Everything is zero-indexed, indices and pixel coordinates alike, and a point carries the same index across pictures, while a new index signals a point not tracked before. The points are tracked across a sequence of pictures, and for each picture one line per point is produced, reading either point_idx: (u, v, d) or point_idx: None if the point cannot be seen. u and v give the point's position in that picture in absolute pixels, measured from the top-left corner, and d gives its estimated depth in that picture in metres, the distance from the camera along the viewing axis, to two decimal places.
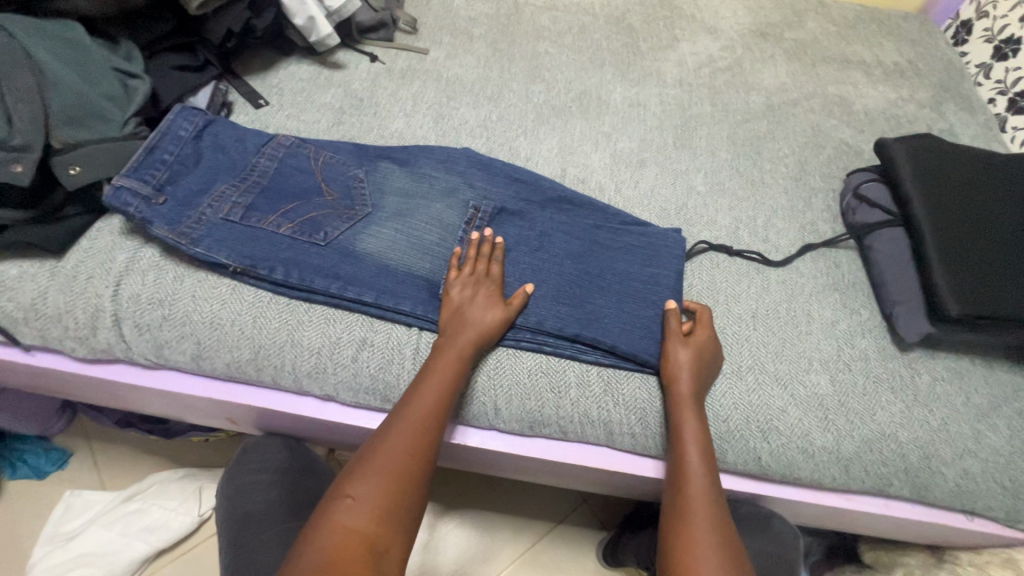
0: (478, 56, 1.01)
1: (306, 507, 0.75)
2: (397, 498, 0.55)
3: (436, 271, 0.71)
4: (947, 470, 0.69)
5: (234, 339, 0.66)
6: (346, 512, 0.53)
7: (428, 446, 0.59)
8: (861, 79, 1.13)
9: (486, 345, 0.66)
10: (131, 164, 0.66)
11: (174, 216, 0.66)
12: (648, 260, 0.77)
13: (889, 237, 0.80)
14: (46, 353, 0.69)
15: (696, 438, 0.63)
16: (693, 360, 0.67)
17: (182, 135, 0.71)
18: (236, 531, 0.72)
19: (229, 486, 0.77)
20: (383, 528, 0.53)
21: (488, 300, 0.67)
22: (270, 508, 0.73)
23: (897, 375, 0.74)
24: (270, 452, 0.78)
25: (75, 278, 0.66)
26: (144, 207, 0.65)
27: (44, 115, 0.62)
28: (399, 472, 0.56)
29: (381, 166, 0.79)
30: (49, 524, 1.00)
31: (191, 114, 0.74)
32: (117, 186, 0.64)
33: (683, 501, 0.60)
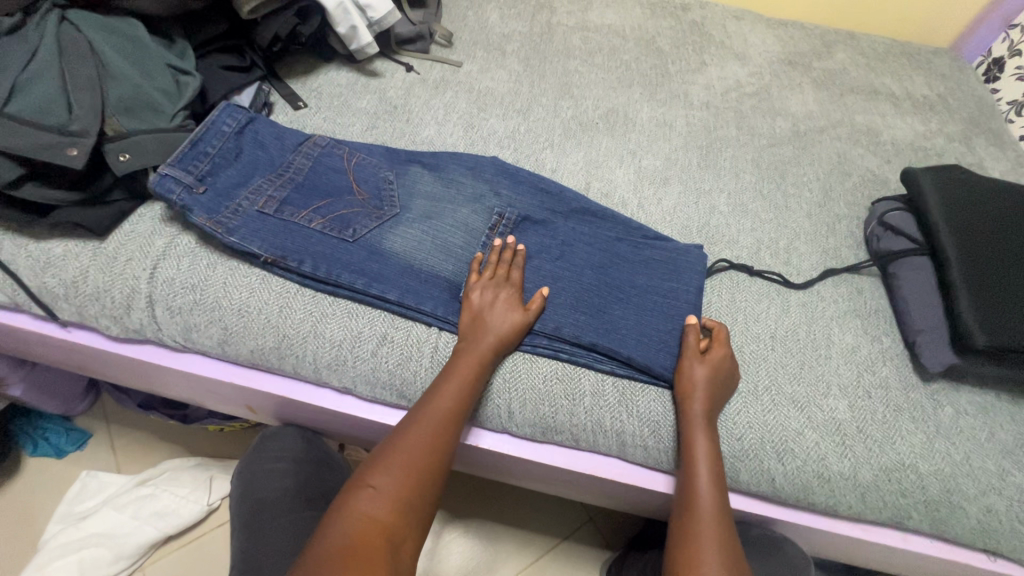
0: (510, 71, 1.04)
1: (319, 498, 0.76)
2: (415, 493, 0.57)
3: (459, 272, 0.73)
4: (969, 506, 0.67)
5: (259, 326, 0.68)
6: (368, 501, 0.55)
7: (447, 444, 0.60)
8: (889, 110, 1.13)
9: (505, 350, 0.67)
10: (177, 154, 0.69)
11: (213, 206, 0.69)
12: (667, 274, 0.78)
13: (913, 266, 0.79)
14: (81, 330, 0.71)
15: (707, 456, 0.63)
16: (708, 378, 0.66)
17: (225, 130, 0.74)
18: (250, 516, 0.74)
19: (245, 471, 0.78)
20: (399, 522, 0.54)
21: (509, 304, 0.68)
22: (285, 497, 0.75)
23: (919, 404, 0.72)
24: (288, 441, 0.79)
25: (115, 259, 0.69)
26: (186, 195, 0.68)
27: (102, 105, 0.66)
28: (418, 468, 0.58)
29: (411, 170, 0.81)
30: (64, 502, 1.02)
31: (235, 111, 0.77)
32: (163, 174, 0.67)
33: (694, 519, 0.60)
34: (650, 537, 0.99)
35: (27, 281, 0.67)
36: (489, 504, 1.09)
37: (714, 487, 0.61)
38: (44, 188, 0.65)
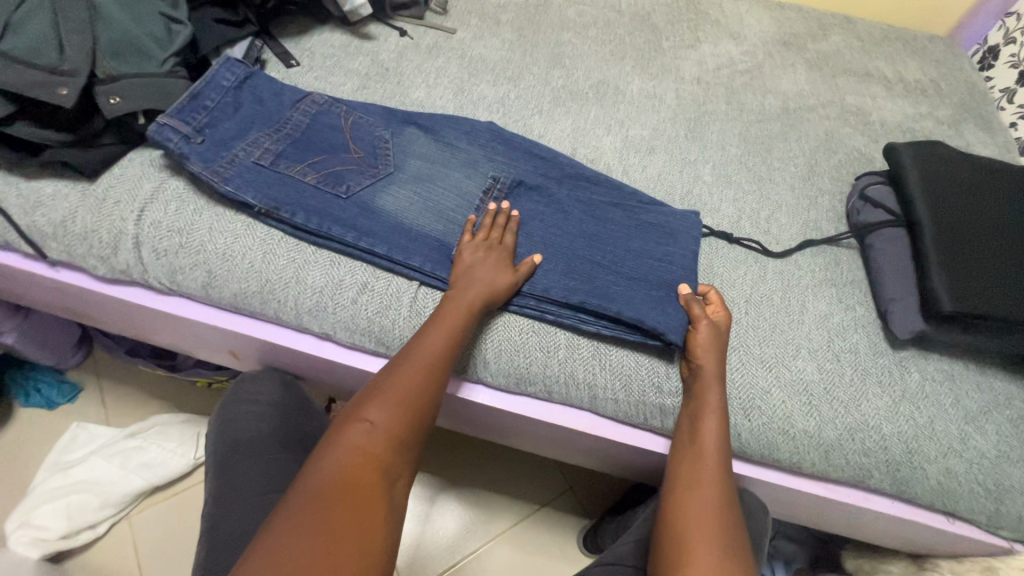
0: (503, 40, 1.05)
1: (294, 441, 0.77)
2: (410, 429, 0.56)
3: (448, 233, 0.73)
4: (929, 467, 0.69)
5: (242, 270, 0.69)
6: (363, 435, 0.54)
7: (438, 384, 0.60)
8: (880, 92, 1.14)
9: (493, 304, 0.67)
10: (176, 105, 0.70)
11: (209, 156, 0.71)
12: (664, 239, 0.77)
13: (889, 237, 0.80)
14: (70, 271, 0.73)
15: (717, 409, 0.63)
16: (714, 339, 0.67)
17: (224, 85, 0.76)
18: (224, 455, 0.74)
19: (222, 413, 0.80)
20: (394, 457, 0.54)
21: (498, 263, 0.69)
22: (260, 438, 0.76)
23: (886, 370, 0.74)
24: (269, 386, 0.81)
25: (103, 201, 0.70)
26: (183, 144, 0.70)
27: (92, 47, 0.67)
28: (410, 404, 0.57)
29: (407, 131, 0.82)
30: (53, 451, 1.04)
31: (234, 65, 0.78)
32: (162, 123, 0.69)
33: (696, 469, 0.61)
34: (626, 502, 1.00)
35: (17, 220, 0.69)
36: (471, 470, 1.11)
37: (719, 443, 0.62)
38: (36, 128, 0.66)
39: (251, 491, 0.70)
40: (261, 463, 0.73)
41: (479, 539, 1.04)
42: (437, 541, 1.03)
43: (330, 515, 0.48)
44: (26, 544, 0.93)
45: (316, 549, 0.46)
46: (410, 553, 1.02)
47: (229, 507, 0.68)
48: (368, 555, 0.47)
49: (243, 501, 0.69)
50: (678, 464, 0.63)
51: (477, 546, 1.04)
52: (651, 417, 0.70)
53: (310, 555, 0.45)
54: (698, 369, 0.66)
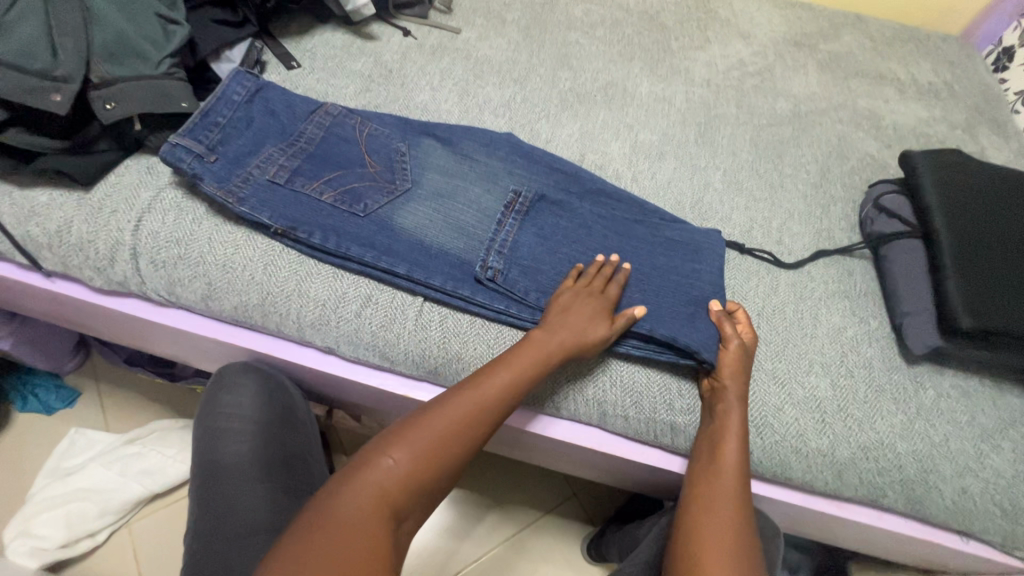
0: (509, 40, 1.02)
1: (278, 465, 0.73)
2: (434, 475, 0.53)
3: (467, 249, 0.71)
4: (944, 486, 0.67)
5: (244, 283, 0.67)
6: (384, 473, 0.51)
7: (478, 434, 0.56)
8: (893, 95, 1.11)
9: (578, 356, 0.64)
10: (187, 125, 0.68)
11: (223, 174, 0.68)
12: (688, 256, 0.75)
13: (905, 248, 0.78)
14: (65, 281, 0.71)
15: (739, 431, 0.62)
16: (744, 363, 0.66)
17: (235, 99, 0.73)
18: (207, 478, 0.73)
19: (202, 426, 0.76)
20: (409, 501, 0.51)
21: (594, 314, 0.65)
22: (243, 462, 0.73)
23: (901, 386, 0.72)
24: (244, 401, 0.73)
25: (99, 210, 0.68)
26: (196, 164, 0.67)
27: (87, 51, 0.65)
28: (440, 449, 0.54)
29: (424, 143, 0.79)
30: (52, 458, 1.03)
31: (245, 78, 0.75)
32: (175, 144, 0.67)
33: (713, 492, 0.60)
34: (632, 513, 0.99)
35: (11, 229, 0.67)
36: (474, 478, 1.09)
37: (739, 469, 0.61)
38: (28, 134, 0.64)
39: (233, 524, 0.68)
40: (243, 492, 0.71)
41: (481, 547, 1.03)
42: (439, 550, 1.02)
43: (335, 555, 0.45)
44: (24, 553, 0.91)
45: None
46: (412, 561, 1.01)
47: (210, 542, 0.67)
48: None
49: (224, 537, 0.67)
50: (694, 486, 0.62)
51: (479, 555, 1.03)
52: (660, 434, 0.69)
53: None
54: (720, 393, 0.65)
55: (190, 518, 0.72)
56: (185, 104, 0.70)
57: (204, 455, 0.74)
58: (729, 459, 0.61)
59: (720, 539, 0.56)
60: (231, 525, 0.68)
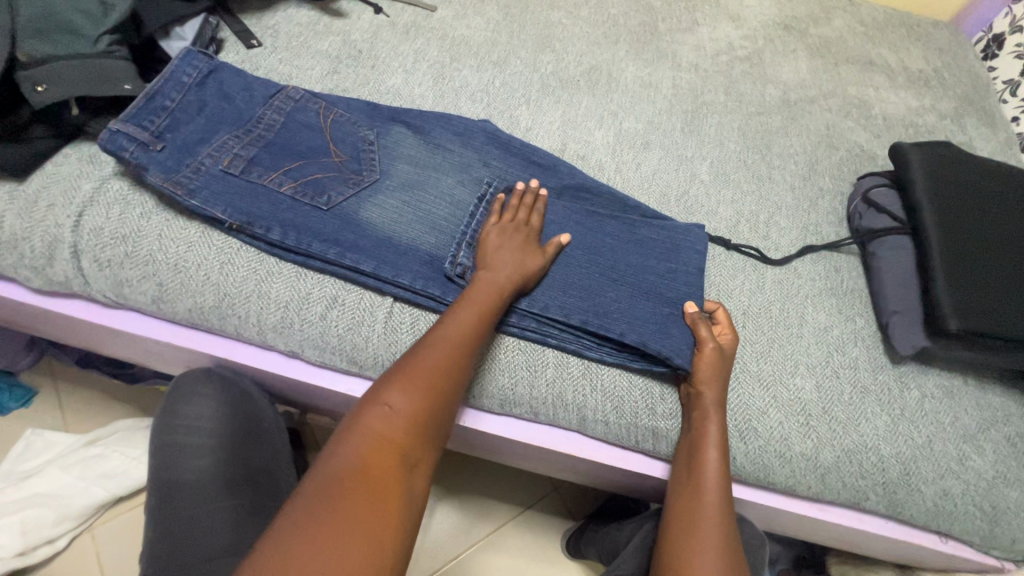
0: (488, 19, 0.96)
1: (243, 482, 0.69)
2: (433, 412, 0.50)
3: (439, 247, 0.67)
4: (926, 489, 0.66)
5: (198, 284, 0.63)
6: (383, 419, 0.47)
7: (466, 364, 0.54)
8: (883, 82, 1.09)
9: (523, 290, 0.64)
10: (130, 109, 0.62)
11: (171, 164, 0.63)
12: (666, 255, 0.72)
13: (894, 245, 0.76)
14: (1, 281, 0.65)
15: (717, 441, 0.60)
16: (721, 365, 0.63)
17: (185, 82, 0.67)
18: (164, 498, 0.68)
19: (157, 440, 0.70)
20: (416, 443, 0.48)
21: (523, 245, 0.65)
22: (203, 480, 0.68)
23: (886, 387, 0.71)
24: (204, 412, 0.69)
25: (34, 204, 0.62)
26: (140, 153, 0.61)
27: (11, 27, 0.59)
28: (433, 387, 0.51)
29: (394, 130, 0.74)
30: (6, 461, 0.97)
31: (196, 58, 0.69)
32: (114, 130, 0.61)
33: (696, 506, 0.58)
34: (613, 511, 0.98)
35: None
36: (453, 474, 1.07)
37: (721, 479, 0.59)
38: None
39: (196, 548, 0.65)
40: (205, 512, 0.66)
41: (460, 545, 1.01)
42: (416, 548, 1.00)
43: (352, 510, 0.42)
44: None
45: (325, 554, 0.39)
46: None
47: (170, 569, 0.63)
48: (383, 553, 0.41)
49: (184, 563, 0.64)
50: (675, 500, 0.60)
51: (457, 553, 1.00)
52: (640, 439, 0.66)
53: (318, 560, 0.39)
54: (697, 398, 0.62)
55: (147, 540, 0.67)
56: (128, 86, 0.64)
57: (159, 472, 0.68)
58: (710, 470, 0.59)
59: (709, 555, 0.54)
60: (192, 548, 0.64)
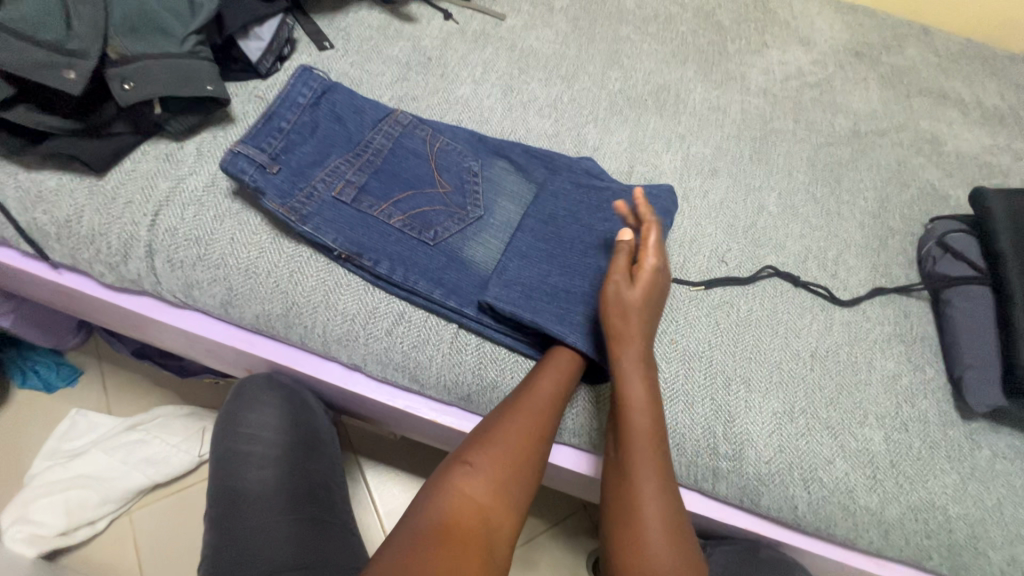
0: (556, 31, 0.95)
1: (303, 496, 0.70)
2: (512, 476, 0.53)
3: (521, 269, 0.64)
4: (993, 554, 0.64)
5: (268, 291, 0.62)
6: (464, 477, 0.52)
7: (548, 431, 0.57)
8: (957, 117, 1.03)
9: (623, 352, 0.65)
10: (250, 131, 0.63)
11: (286, 188, 0.63)
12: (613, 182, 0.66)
13: (972, 296, 0.73)
14: (73, 274, 0.66)
15: (643, 391, 0.58)
16: (643, 302, 0.60)
17: (301, 102, 0.68)
18: (226, 506, 0.68)
19: (218, 447, 0.71)
20: (497, 505, 0.52)
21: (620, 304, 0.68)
22: (265, 492, 0.69)
23: (956, 444, 0.68)
24: (267, 421, 0.70)
25: (113, 200, 0.63)
26: (259, 176, 0.62)
27: (104, 23, 0.59)
28: (512, 453, 0.54)
29: (497, 164, 0.74)
30: (53, 439, 0.99)
31: (312, 78, 0.70)
32: (236, 151, 0.61)
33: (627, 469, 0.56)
34: None
35: (16, 215, 0.62)
36: None
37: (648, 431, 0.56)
38: (38, 113, 0.59)
39: (256, 562, 0.64)
40: (266, 526, 0.67)
41: None
42: None
43: (429, 562, 0.47)
44: (21, 541, 0.88)
45: None
46: None
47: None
48: None
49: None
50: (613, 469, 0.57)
51: None
52: (701, 478, 0.66)
53: None
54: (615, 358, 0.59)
55: (205, 549, 0.67)
56: (210, 88, 0.63)
57: (221, 481, 0.69)
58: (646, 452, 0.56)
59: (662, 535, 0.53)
60: (254, 562, 0.64)
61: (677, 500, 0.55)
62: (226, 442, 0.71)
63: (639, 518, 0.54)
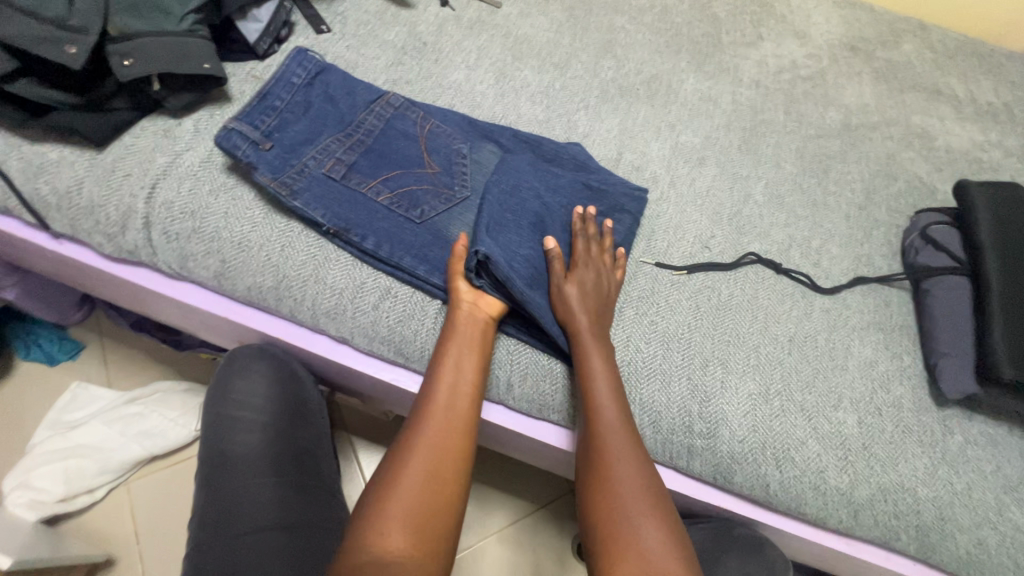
0: (551, 20, 0.96)
1: (289, 461, 0.73)
2: (420, 499, 0.52)
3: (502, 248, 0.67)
4: (960, 536, 0.65)
5: (259, 264, 0.64)
6: (370, 515, 0.51)
7: (447, 439, 0.56)
8: (949, 113, 1.04)
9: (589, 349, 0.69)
10: (244, 108, 0.65)
11: (278, 164, 0.65)
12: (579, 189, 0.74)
13: (950, 285, 0.74)
14: (73, 244, 0.68)
15: (605, 374, 0.62)
16: (584, 294, 0.65)
17: (295, 82, 0.70)
18: (217, 466, 0.72)
19: (211, 411, 0.74)
20: (406, 535, 0.50)
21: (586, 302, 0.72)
22: (254, 456, 0.72)
23: (929, 429, 0.70)
24: (258, 389, 0.73)
25: (112, 173, 0.65)
26: (251, 151, 0.64)
27: (106, 2, 0.62)
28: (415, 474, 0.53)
29: (486, 148, 0.76)
30: (54, 410, 1.02)
31: (306, 59, 0.72)
32: (229, 128, 0.64)
33: (598, 456, 0.58)
34: None
35: (19, 185, 0.65)
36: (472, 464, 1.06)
37: (615, 418, 0.60)
38: (40, 87, 0.61)
39: (243, 518, 0.69)
40: (254, 487, 0.70)
41: (473, 537, 1.01)
42: None
43: None
44: (23, 505, 0.91)
45: None
46: None
47: (217, 537, 0.67)
48: None
49: (230, 532, 0.68)
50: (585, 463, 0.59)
51: (469, 546, 1.01)
52: (676, 455, 0.68)
53: None
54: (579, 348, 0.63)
55: (196, 504, 0.71)
56: (207, 66, 0.65)
57: (211, 444, 0.72)
58: (611, 439, 0.59)
59: (639, 518, 0.54)
60: (243, 519, 0.69)
61: (654, 479, 0.57)
62: (217, 407, 0.73)
63: (613, 504, 0.55)
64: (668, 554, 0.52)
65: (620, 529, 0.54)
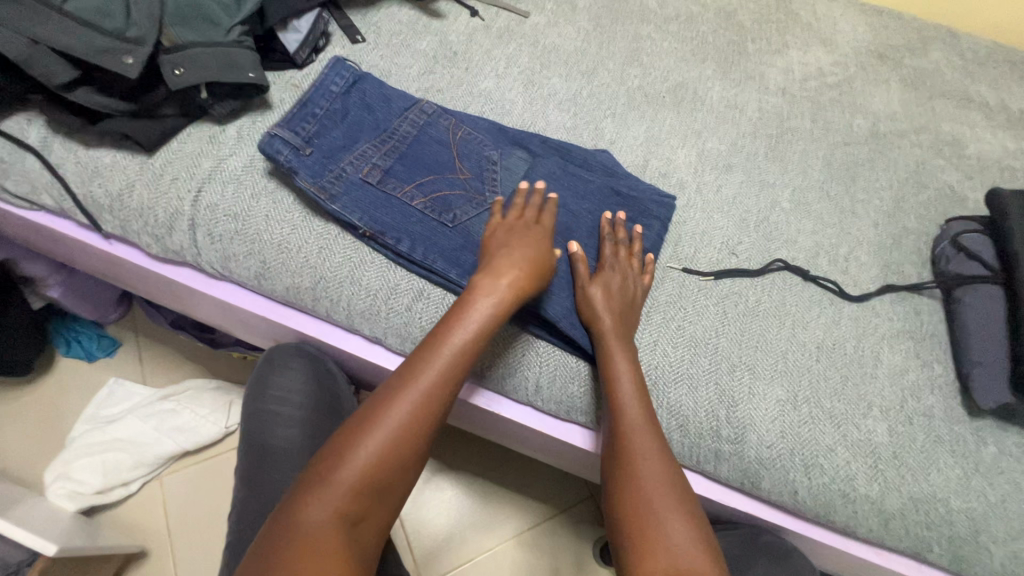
0: (578, 29, 0.98)
1: None
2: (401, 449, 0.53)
3: None
4: (995, 548, 0.64)
5: (298, 265, 0.67)
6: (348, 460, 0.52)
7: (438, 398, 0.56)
8: (979, 121, 1.02)
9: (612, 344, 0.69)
10: (286, 116, 0.68)
11: (317, 168, 0.67)
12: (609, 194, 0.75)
13: (983, 294, 0.74)
14: (123, 244, 0.72)
15: (628, 371, 0.63)
16: (609, 296, 0.66)
17: (333, 90, 0.72)
18: (256, 459, 0.74)
19: (252, 408, 0.77)
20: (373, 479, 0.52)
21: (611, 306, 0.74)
22: (291, 447, 0.74)
23: (961, 439, 0.69)
24: (294, 383, 0.76)
25: (160, 176, 0.68)
26: (292, 156, 0.66)
27: (160, 15, 0.65)
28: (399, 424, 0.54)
29: (516, 155, 0.77)
30: (92, 405, 1.06)
31: (344, 68, 0.74)
32: (273, 135, 0.66)
33: (619, 450, 0.59)
34: None
35: (74, 187, 0.68)
36: (495, 466, 1.07)
37: (637, 411, 0.61)
38: (97, 95, 0.65)
39: None
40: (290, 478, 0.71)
41: (495, 538, 1.02)
42: (449, 535, 1.02)
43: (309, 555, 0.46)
44: (62, 496, 0.94)
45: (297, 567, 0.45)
46: (427, 546, 1.00)
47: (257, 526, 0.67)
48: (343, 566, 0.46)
49: None
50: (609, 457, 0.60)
51: (491, 548, 1.01)
52: (704, 460, 0.68)
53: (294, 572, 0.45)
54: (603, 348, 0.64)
55: (235, 498, 0.72)
56: (251, 74, 0.67)
57: (252, 437, 0.75)
58: (634, 433, 0.59)
59: (664, 512, 0.55)
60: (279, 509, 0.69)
61: (680, 479, 0.58)
62: (258, 402, 0.76)
63: (634, 495, 0.56)
64: (693, 549, 0.53)
65: (648, 526, 0.54)
